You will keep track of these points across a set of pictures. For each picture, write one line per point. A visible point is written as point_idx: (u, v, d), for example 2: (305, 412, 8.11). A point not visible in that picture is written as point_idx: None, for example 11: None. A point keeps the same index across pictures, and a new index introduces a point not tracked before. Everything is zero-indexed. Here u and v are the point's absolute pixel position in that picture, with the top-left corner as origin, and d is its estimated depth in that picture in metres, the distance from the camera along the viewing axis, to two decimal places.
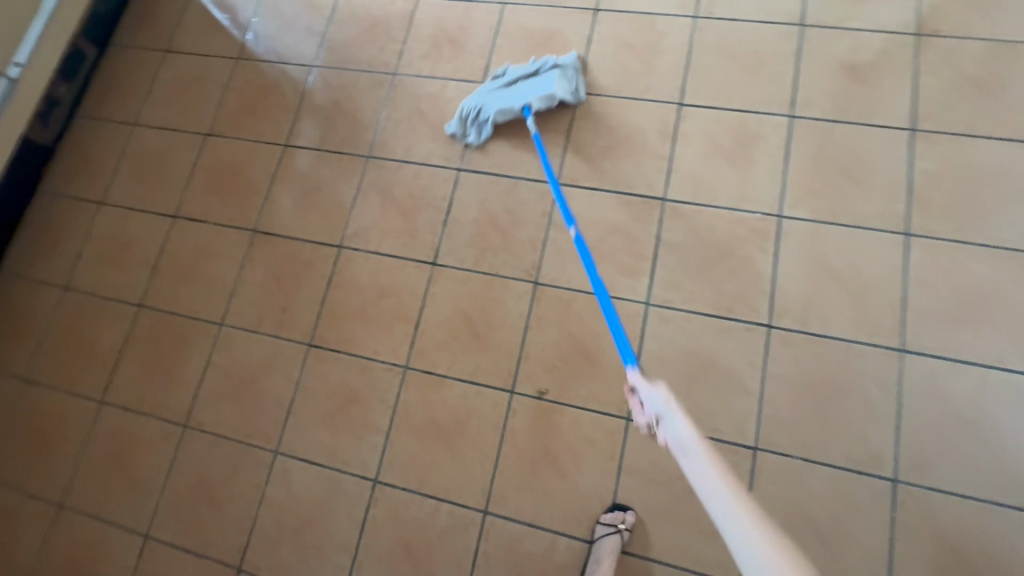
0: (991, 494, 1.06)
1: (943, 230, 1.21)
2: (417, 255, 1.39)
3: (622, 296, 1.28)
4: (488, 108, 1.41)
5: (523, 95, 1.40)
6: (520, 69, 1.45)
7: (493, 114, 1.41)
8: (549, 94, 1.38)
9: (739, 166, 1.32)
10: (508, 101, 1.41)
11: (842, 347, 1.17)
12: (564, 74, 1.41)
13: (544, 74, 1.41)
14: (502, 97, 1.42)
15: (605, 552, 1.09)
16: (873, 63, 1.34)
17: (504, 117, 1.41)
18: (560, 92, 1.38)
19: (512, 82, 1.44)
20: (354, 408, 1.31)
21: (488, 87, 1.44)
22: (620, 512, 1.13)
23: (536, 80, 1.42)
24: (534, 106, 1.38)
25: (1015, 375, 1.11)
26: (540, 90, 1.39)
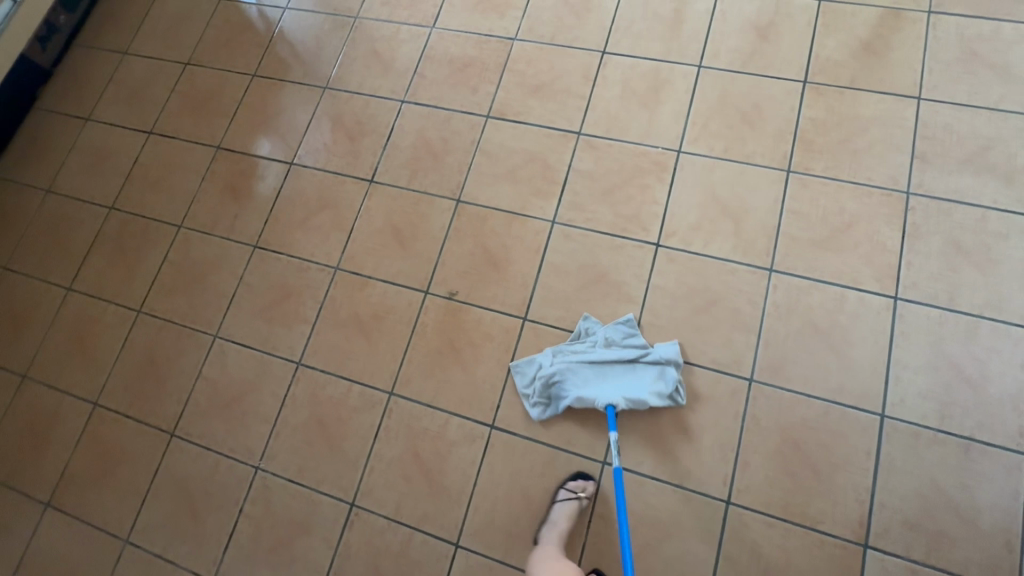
0: (833, 395, 1.18)
1: (819, 169, 1.34)
2: (357, 173, 1.54)
3: (531, 215, 1.42)
4: (566, 395, 1.24)
5: (609, 387, 1.24)
6: (613, 345, 1.27)
7: (570, 400, 1.23)
8: (640, 399, 1.20)
9: (648, 108, 1.46)
10: (591, 394, 1.23)
11: (719, 265, 1.30)
12: (658, 388, 1.22)
13: (638, 373, 1.24)
14: (582, 388, 1.24)
15: (562, 515, 1.16)
16: (778, 23, 1.48)
17: (584, 395, 1.23)
18: (652, 399, 1.20)
19: (599, 368, 1.26)
20: (287, 301, 1.46)
21: (572, 363, 1.26)
22: (582, 481, 1.19)
23: (626, 374, 1.25)
24: (620, 405, 1.20)
25: (868, 295, 1.23)
26: (630, 391, 1.23)
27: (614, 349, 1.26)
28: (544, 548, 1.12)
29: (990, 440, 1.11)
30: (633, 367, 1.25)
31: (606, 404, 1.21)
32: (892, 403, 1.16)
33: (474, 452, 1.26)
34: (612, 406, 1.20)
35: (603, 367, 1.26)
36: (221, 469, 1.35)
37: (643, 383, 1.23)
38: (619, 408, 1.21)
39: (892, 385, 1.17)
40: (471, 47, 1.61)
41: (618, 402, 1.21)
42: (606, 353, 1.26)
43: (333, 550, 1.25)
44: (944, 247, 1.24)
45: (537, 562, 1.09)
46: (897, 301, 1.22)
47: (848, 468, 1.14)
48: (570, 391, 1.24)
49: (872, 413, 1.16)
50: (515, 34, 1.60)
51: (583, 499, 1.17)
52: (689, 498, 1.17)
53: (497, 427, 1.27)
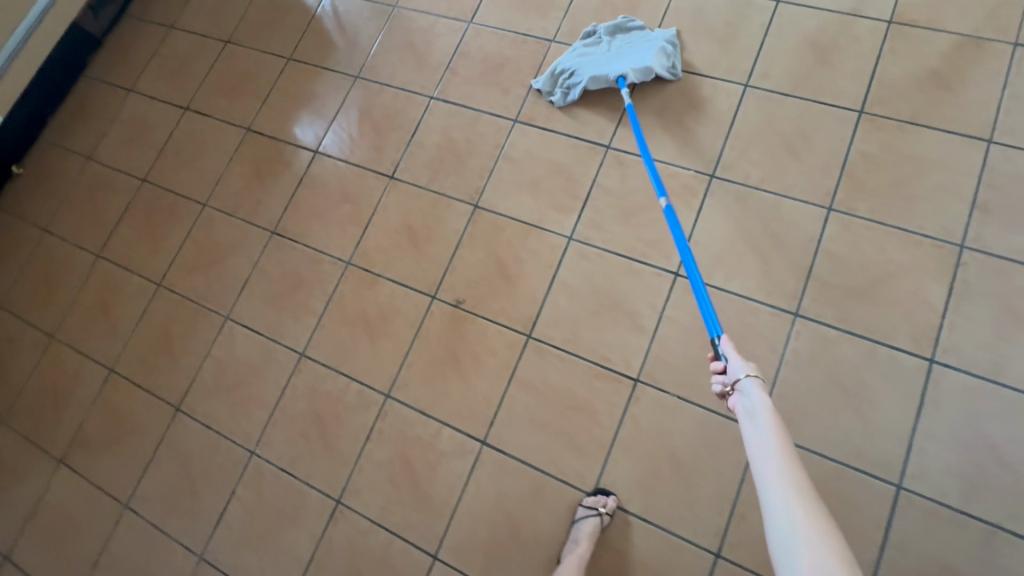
0: (847, 458, 1.10)
1: (865, 210, 1.23)
2: (379, 168, 1.52)
3: (548, 228, 1.37)
4: (581, 73, 1.42)
5: (619, 61, 1.41)
6: (616, 30, 1.46)
7: (586, 80, 1.42)
8: (645, 65, 1.37)
9: (685, 126, 1.38)
10: (603, 68, 1.41)
11: (740, 304, 1.22)
12: (661, 43, 1.40)
13: (642, 44, 1.42)
14: (595, 62, 1.43)
15: (584, 534, 1.11)
16: (840, 44, 1.36)
17: (596, 84, 1.41)
18: (656, 62, 1.37)
19: (608, 49, 1.44)
20: (298, 290, 1.47)
21: (583, 47, 1.46)
22: (601, 496, 1.15)
23: (634, 44, 1.43)
24: (629, 74, 1.38)
25: (901, 354, 1.13)
26: (636, 61, 1.39)
27: (624, 39, 1.44)
28: None
29: (1018, 530, 1.01)
30: (638, 49, 1.42)
31: (616, 76, 1.38)
32: (912, 475, 1.07)
33: (463, 466, 1.24)
34: (622, 75, 1.38)
35: (613, 48, 1.44)
36: (219, 449, 1.38)
37: (647, 55, 1.39)
38: (629, 79, 1.38)
39: (915, 456, 1.08)
40: (507, 47, 1.55)
41: (626, 72, 1.38)
42: (614, 45, 1.44)
43: (315, 545, 1.26)
44: (997, 311, 1.12)
45: None
46: (933, 364, 1.11)
47: (853, 539, 1.06)
48: (585, 70, 1.42)
49: (888, 483, 1.07)
50: (553, 35, 1.53)
51: (604, 516, 1.12)
52: (677, 546, 1.11)
53: (488, 444, 1.24)
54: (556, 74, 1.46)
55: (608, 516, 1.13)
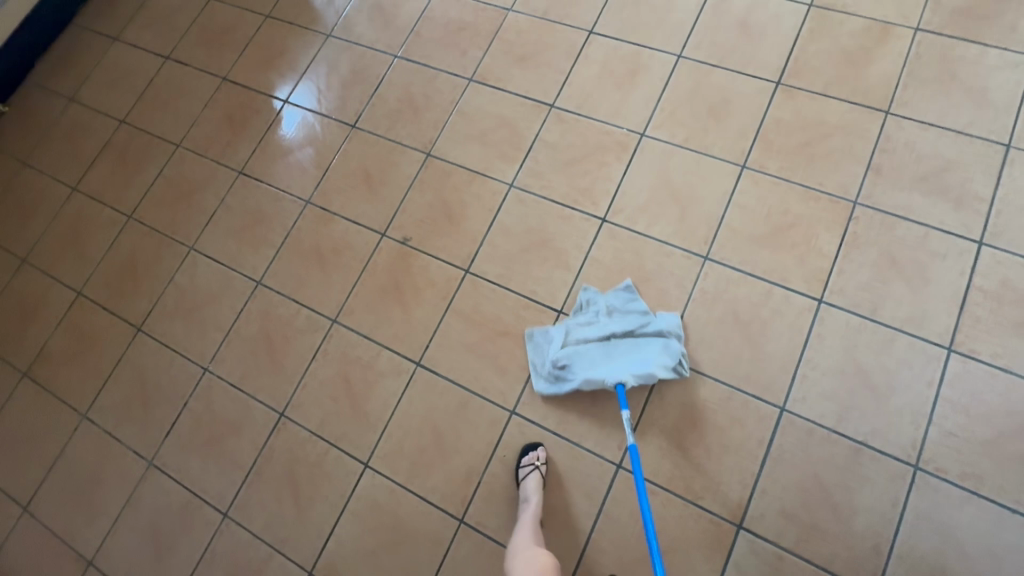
0: (739, 383, 1.22)
1: (773, 168, 1.36)
2: (343, 118, 1.64)
3: (492, 176, 1.48)
4: (575, 371, 1.25)
5: (616, 365, 1.25)
6: (618, 322, 1.29)
7: (580, 379, 1.24)
8: (647, 372, 1.21)
9: (622, 90, 1.50)
10: (598, 368, 1.25)
11: (657, 247, 1.35)
12: (663, 350, 1.24)
13: (643, 342, 1.26)
14: (591, 365, 1.26)
15: (529, 490, 1.18)
16: (765, 22, 1.50)
17: (590, 385, 1.24)
18: (659, 370, 1.21)
19: (605, 346, 1.27)
20: (259, 225, 1.57)
21: (578, 348, 1.28)
22: (534, 451, 1.22)
23: (635, 346, 1.26)
24: (628, 381, 1.21)
25: (793, 294, 1.26)
26: (637, 364, 1.23)
27: (622, 338, 1.27)
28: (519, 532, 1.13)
29: (880, 447, 1.14)
30: (631, 347, 1.26)
31: (615, 382, 1.21)
32: (794, 399, 1.19)
33: (397, 384, 1.35)
34: (621, 382, 1.21)
35: (609, 343, 1.27)
36: (175, 366, 1.48)
37: (649, 358, 1.23)
38: (629, 384, 1.21)
39: (798, 382, 1.20)
40: (468, 13, 1.68)
41: (627, 378, 1.21)
42: (611, 340, 1.27)
43: (258, 452, 1.36)
44: (878, 260, 1.25)
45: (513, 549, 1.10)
46: (820, 303, 1.24)
47: (737, 452, 1.18)
48: (578, 369, 1.25)
49: (773, 405, 1.19)
50: (511, 4, 1.66)
51: (541, 468, 1.21)
52: (583, 456, 1.23)
53: (422, 365, 1.35)
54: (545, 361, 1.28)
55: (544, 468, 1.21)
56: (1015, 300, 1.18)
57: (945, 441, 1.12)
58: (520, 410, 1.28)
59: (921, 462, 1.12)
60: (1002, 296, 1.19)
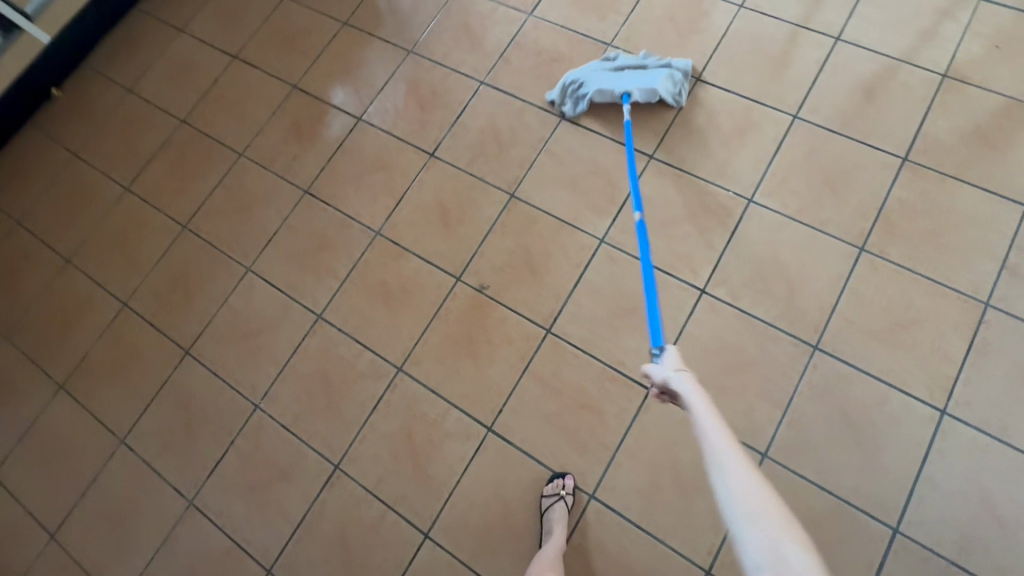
0: (847, 495, 1.11)
1: (895, 255, 1.25)
2: (420, 144, 1.53)
3: (581, 228, 1.37)
4: (590, 83, 1.44)
5: (625, 79, 1.44)
6: (632, 57, 1.47)
7: (592, 92, 1.44)
8: (650, 87, 1.40)
9: (730, 148, 1.39)
10: (609, 82, 1.44)
11: (761, 329, 1.24)
12: (668, 72, 1.43)
13: (652, 66, 1.45)
14: (605, 75, 1.45)
15: (552, 518, 1.13)
16: (892, 90, 1.38)
17: (603, 96, 1.43)
18: (661, 84, 1.41)
19: (617, 68, 1.46)
20: (323, 252, 1.46)
21: (594, 63, 1.48)
22: (560, 480, 1.18)
23: (643, 66, 1.45)
24: (633, 92, 1.40)
25: (913, 401, 1.15)
26: (642, 80, 1.42)
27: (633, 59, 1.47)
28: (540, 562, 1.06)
29: None
30: (642, 73, 1.44)
31: (622, 92, 1.41)
32: (908, 520, 1.09)
33: (466, 449, 1.25)
34: (627, 93, 1.41)
35: (622, 66, 1.46)
36: (224, 398, 1.38)
37: (655, 78, 1.42)
38: (634, 97, 1.41)
39: (914, 502, 1.09)
40: (564, 44, 1.56)
41: (633, 89, 1.41)
42: (626, 61, 1.46)
43: (308, 506, 1.26)
44: (1010, 374, 1.14)
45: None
46: (943, 415, 1.13)
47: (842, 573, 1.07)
48: (591, 79, 1.45)
49: (885, 525, 1.09)
50: (611, 40, 1.54)
51: (567, 498, 1.16)
52: (668, 557, 1.13)
53: (494, 432, 1.25)
54: (566, 84, 1.47)
55: (571, 498, 1.16)
56: None
57: None
58: (599, 494, 1.18)
59: None
60: None
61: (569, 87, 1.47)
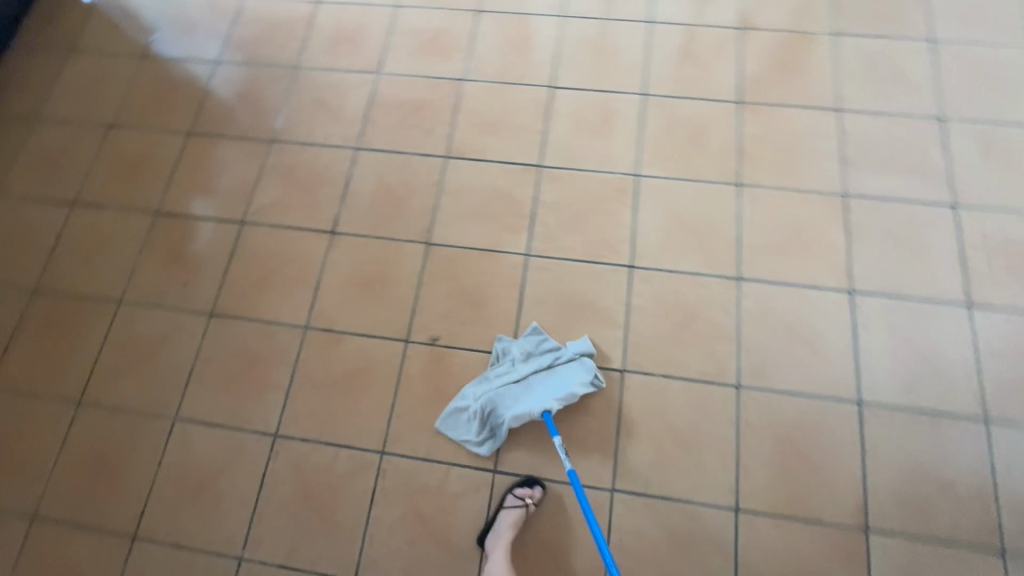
0: (814, 389, 1.25)
1: (766, 181, 1.44)
2: (317, 225, 1.49)
3: (505, 249, 1.42)
4: (502, 416, 1.23)
5: (539, 394, 1.25)
6: (526, 365, 1.28)
7: (508, 420, 1.23)
8: (570, 395, 1.24)
9: (602, 136, 1.52)
10: (523, 404, 1.24)
11: (691, 280, 1.36)
12: (574, 350, 1.29)
13: (559, 360, 1.28)
14: (514, 406, 1.24)
15: (507, 524, 1.15)
16: (710, 52, 1.59)
17: (519, 416, 1.23)
18: (580, 390, 1.25)
19: (523, 381, 1.26)
20: (255, 368, 1.36)
21: (499, 371, 1.28)
22: (531, 488, 1.20)
23: (549, 372, 1.27)
24: (554, 408, 1.22)
25: (828, 292, 1.33)
26: (558, 391, 1.25)
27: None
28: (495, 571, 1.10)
29: (953, 412, 1.22)
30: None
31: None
32: (867, 390, 1.24)
33: (480, 502, 1.21)
34: (546, 413, 1.22)
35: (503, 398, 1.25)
36: (199, 567, 1.21)
37: (568, 377, 1.27)
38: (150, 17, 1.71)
39: (864, 374, 1.25)
40: (421, 90, 1.62)
41: (552, 405, 1.23)
42: (530, 374, 1.27)
43: None
44: (883, 242, 1.36)
45: None
46: (853, 295, 1.32)
47: (837, 456, 1.20)
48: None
49: (851, 401, 1.23)
50: (462, 75, 1.63)
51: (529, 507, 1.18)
52: (698, 513, 1.19)
53: (500, 471, 1.23)
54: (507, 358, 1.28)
55: (533, 505, 1.19)
56: (1002, 249, 1.34)
57: (1001, 388, 1.23)
58: (620, 484, 1.21)
59: (991, 413, 1.21)
60: (989, 248, 1.35)
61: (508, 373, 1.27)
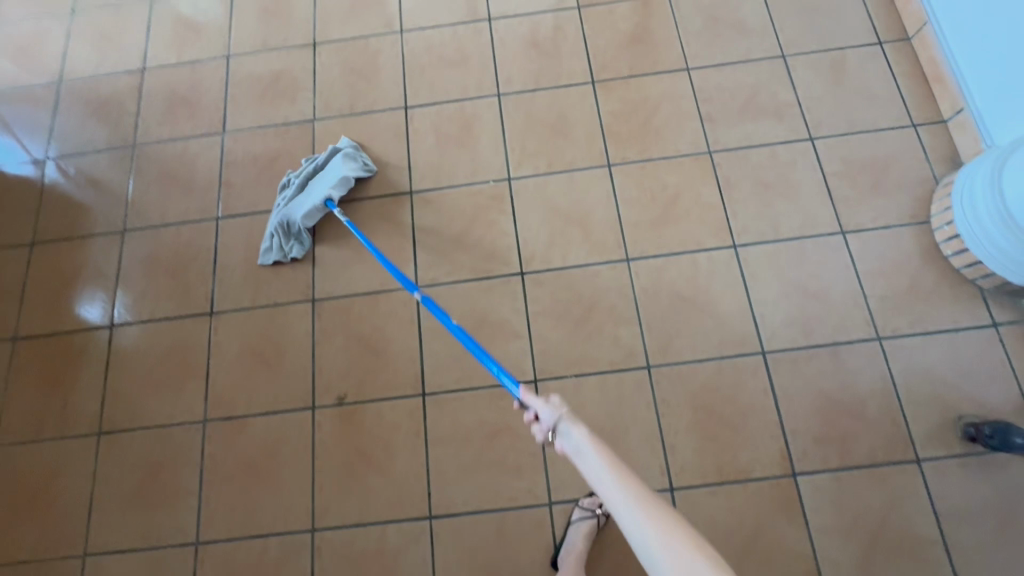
0: (719, 351, 1.27)
1: (634, 156, 1.44)
2: (193, 309, 1.40)
3: (393, 287, 1.37)
4: (295, 219, 1.38)
5: (316, 187, 1.41)
6: (306, 173, 1.44)
7: (297, 220, 1.38)
8: (341, 178, 1.40)
9: (466, 147, 1.48)
10: (307, 202, 1.39)
11: (582, 273, 1.35)
12: (339, 149, 1.44)
13: (327, 156, 1.45)
14: (301, 206, 1.40)
15: (580, 534, 1.13)
16: (554, 37, 1.57)
17: (312, 220, 1.39)
18: (349, 171, 1.41)
19: (303, 187, 1.43)
20: (160, 478, 1.27)
21: (287, 204, 1.41)
22: (597, 497, 1.17)
23: (321, 168, 1.44)
24: (333, 194, 1.38)
25: (714, 252, 1.34)
26: (330, 179, 1.41)
27: None
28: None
29: (849, 339, 1.26)
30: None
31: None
32: (768, 339, 1.27)
33: (422, 553, 1.18)
34: (327, 200, 1.38)
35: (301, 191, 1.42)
36: None
37: (336, 166, 1.42)
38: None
39: (762, 324, 1.28)
40: (272, 140, 1.53)
41: (330, 193, 1.38)
42: (307, 180, 1.44)
43: None
44: (754, 189, 1.39)
45: None
46: (737, 249, 1.34)
47: (754, 410, 1.22)
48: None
49: (756, 354, 1.26)
50: (311, 114, 1.55)
51: (600, 516, 1.15)
52: None
53: (436, 516, 1.20)
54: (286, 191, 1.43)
55: (604, 516, 1.15)
56: (860, 170, 1.39)
57: (886, 304, 1.28)
58: (557, 496, 1.19)
59: (882, 331, 1.26)
60: (849, 171, 1.39)
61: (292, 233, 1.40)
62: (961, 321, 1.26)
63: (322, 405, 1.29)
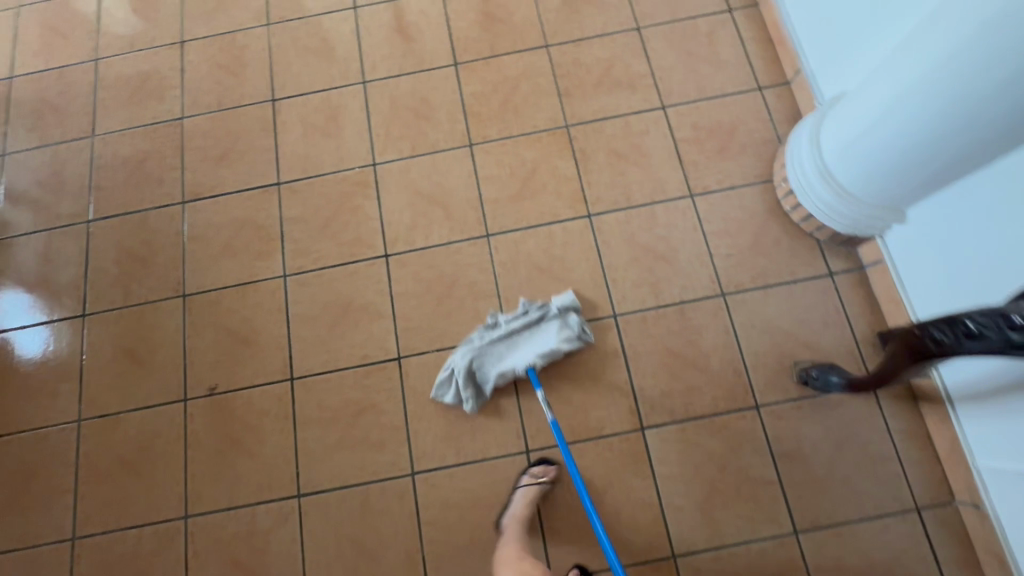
0: (573, 317, 1.32)
1: (494, 134, 1.47)
2: (65, 313, 1.41)
3: (261, 277, 1.40)
4: (486, 374, 1.26)
5: (523, 353, 1.27)
6: (513, 316, 1.30)
7: (489, 377, 1.26)
8: (552, 352, 1.26)
9: (332, 135, 1.51)
10: (510, 360, 1.27)
11: (444, 251, 1.39)
12: (565, 313, 1.29)
13: (545, 317, 1.29)
14: (498, 362, 1.27)
15: (522, 499, 1.18)
16: (417, 21, 1.59)
17: (503, 380, 1.27)
18: (564, 346, 1.26)
19: (511, 341, 1.28)
20: (36, 480, 1.30)
21: (488, 346, 1.28)
22: (542, 466, 1.22)
23: (541, 326, 1.29)
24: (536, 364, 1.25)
25: (569, 222, 1.39)
26: (541, 349, 1.27)
27: None
28: (507, 541, 1.14)
29: (695, 297, 1.32)
30: None
31: None
32: (619, 303, 1.32)
33: (291, 530, 1.23)
34: (529, 367, 1.25)
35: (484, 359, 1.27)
36: None
37: (551, 337, 1.27)
38: None
39: (613, 289, 1.33)
40: (141, 141, 1.54)
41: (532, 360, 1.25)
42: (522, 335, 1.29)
43: None
44: (608, 159, 1.43)
45: (501, 557, 1.11)
46: (591, 218, 1.39)
47: (605, 371, 1.28)
48: None
49: (608, 317, 1.31)
50: (180, 113, 1.56)
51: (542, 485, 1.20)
52: (495, 466, 1.24)
53: (304, 494, 1.24)
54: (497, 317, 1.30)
55: (548, 483, 1.21)
56: (708, 134, 1.44)
57: (730, 262, 1.34)
58: (419, 467, 1.25)
59: (726, 287, 1.32)
60: (699, 137, 1.44)
61: (463, 380, 1.26)
62: (799, 273, 1.32)
63: (193, 396, 1.32)
